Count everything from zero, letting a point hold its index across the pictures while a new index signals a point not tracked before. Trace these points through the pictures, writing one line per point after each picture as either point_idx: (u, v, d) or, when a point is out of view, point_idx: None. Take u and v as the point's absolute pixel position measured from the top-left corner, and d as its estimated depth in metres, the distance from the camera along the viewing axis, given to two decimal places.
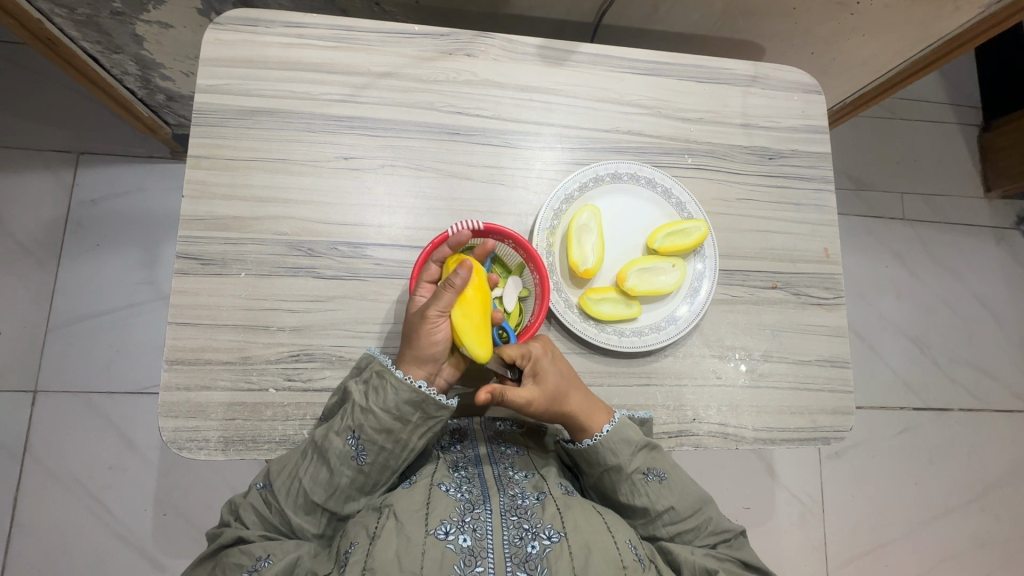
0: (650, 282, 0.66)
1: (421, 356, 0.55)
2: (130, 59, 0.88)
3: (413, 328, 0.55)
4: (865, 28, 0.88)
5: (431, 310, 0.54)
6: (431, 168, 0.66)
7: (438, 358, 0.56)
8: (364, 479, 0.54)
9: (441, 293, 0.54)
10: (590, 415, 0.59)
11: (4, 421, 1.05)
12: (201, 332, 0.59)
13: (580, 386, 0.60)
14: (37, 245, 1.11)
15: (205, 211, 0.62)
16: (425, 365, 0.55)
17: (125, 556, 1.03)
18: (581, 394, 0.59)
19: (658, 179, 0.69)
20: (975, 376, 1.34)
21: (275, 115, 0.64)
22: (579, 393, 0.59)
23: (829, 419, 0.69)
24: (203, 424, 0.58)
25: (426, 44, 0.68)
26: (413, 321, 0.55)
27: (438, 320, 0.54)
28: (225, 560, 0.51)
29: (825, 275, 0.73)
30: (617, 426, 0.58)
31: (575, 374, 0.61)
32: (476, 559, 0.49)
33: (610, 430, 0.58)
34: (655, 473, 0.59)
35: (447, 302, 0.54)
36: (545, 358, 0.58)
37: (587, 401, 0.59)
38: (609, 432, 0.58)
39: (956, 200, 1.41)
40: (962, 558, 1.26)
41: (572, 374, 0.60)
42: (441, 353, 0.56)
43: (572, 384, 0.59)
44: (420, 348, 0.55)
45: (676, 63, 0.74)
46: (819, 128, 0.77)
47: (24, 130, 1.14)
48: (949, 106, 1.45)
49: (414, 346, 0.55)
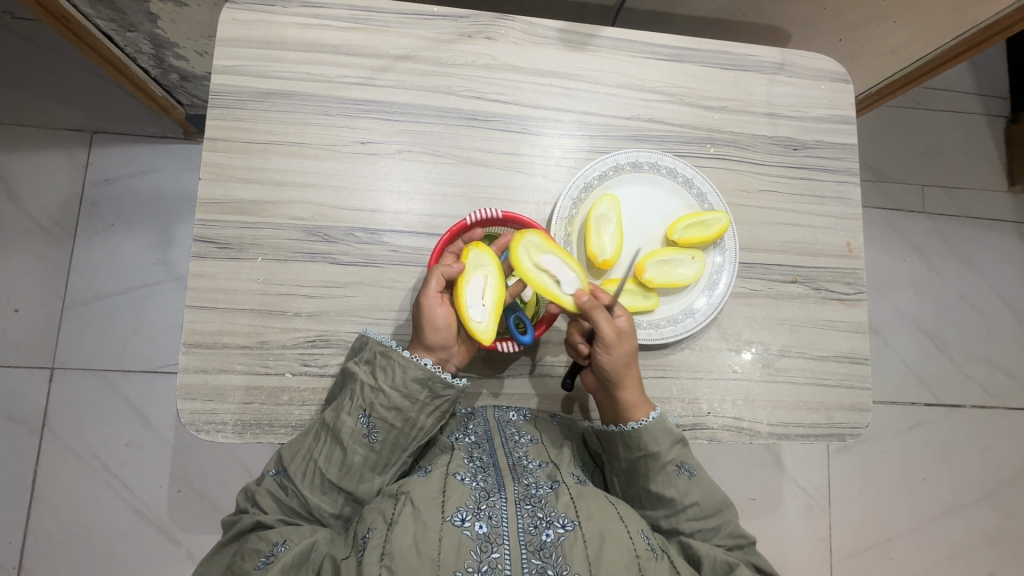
0: (669, 274, 0.65)
1: (426, 343, 0.57)
2: (144, 37, 0.87)
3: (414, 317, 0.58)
4: (898, 15, 0.85)
5: (421, 298, 0.56)
6: (449, 154, 0.66)
7: (441, 342, 0.57)
8: (377, 459, 0.55)
9: (428, 279, 0.56)
10: (635, 399, 0.60)
11: (24, 396, 1.07)
12: (218, 316, 0.60)
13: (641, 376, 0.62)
14: (53, 224, 1.12)
15: (221, 194, 0.61)
16: (431, 348, 0.57)
17: (142, 531, 1.06)
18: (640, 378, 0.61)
19: (679, 168, 0.67)
20: (992, 373, 1.32)
21: (293, 98, 0.64)
22: (636, 372, 0.61)
23: (845, 415, 0.68)
24: (221, 407, 0.58)
25: (445, 27, 0.67)
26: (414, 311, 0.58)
27: (429, 304, 0.56)
28: (245, 546, 0.51)
29: (847, 270, 0.72)
30: (660, 417, 0.59)
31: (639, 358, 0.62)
32: (491, 546, 0.49)
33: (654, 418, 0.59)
34: (686, 468, 0.59)
35: (434, 286, 0.56)
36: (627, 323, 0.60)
37: (643, 391, 0.61)
38: (653, 419, 0.59)
39: (979, 193, 1.38)
40: (968, 554, 1.26)
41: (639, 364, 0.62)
42: (442, 336, 0.57)
43: (636, 362, 0.61)
44: (426, 334, 0.56)
45: (701, 49, 0.72)
46: (847, 119, 0.75)
47: (40, 108, 1.13)
48: (976, 96, 1.41)
49: (418, 333, 0.57)
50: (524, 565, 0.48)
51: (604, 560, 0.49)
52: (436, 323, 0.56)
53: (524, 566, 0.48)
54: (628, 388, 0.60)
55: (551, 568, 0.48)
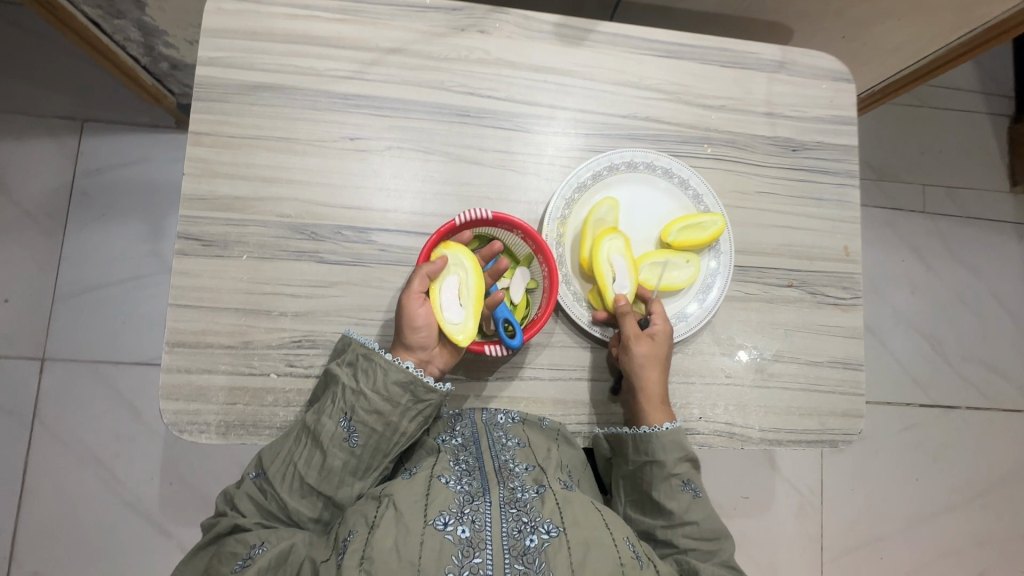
0: (664, 276, 0.64)
1: (409, 345, 0.56)
2: (132, 24, 0.85)
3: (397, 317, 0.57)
4: (904, 12, 0.83)
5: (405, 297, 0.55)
6: (440, 151, 0.64)
7: (424, 344, 0.56)
8: (358, 464, 0.54)
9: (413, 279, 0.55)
10: (652, 404, 0.61)
11: (15, 387, 1.06)
12: (202, 315, 0.58)
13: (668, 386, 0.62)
14: (43, 215, 1.10)
15: (206, 190, 0.60)
16: (414, 350, 0.56)
17: (133, 523, 1.05)
18: (664, 385, 0.62)
19: (675, 169, 0.66)
20: (987, 375, 1.32)
21: (280, 91, 0.62)
22: (662, 380, 0.62)
23: (837, 421, 0.68)
24: (204, 407, 0.57)
25: (437, 19, 0.65)
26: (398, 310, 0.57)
27: (413, 305, 0.55)
28: (222, 549, 0.50)
29: (843, 274, 0.70)
30: (675, 429, 0.60)
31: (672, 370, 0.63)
32: (474, 551, 0.47)
33: (669, 428, 0.60)
34: (690, 486, 0.60)
35: (418, 286, 0.55)
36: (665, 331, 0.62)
37: (664, 400, 0.62)
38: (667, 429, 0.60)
39: (980, 193, 1.36)
40: (957, 554, 1.26)
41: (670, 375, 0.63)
42: (426, 339, 0.56)
43: (664, 370, 0.62)
44: (406, 334, 0.56)
45: (699, 46, 0.70)
46: (847, 119, 0.73)
47: (29, 95, 1.11)
48: (980, 95, 1.39)
49: (400, 334, 0.56)
50: (507, 569, 0.47)
51: (588, 566, 0.48)
52: (421, 324, 0.55)
53: (506, 571, 0.46)
54: (649, 392, 0.61)
55: (533, 573, 0.47)
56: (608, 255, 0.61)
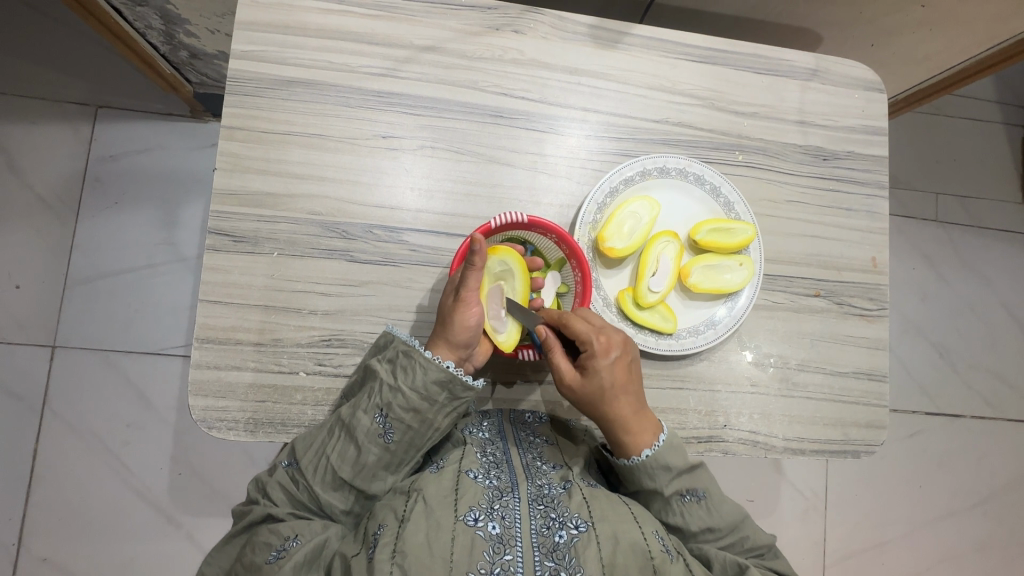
0: (714, 279, 0.64)
1: (455, 342, 0.55)
2: (154, 12, 0.83)
3: (446, 312, 0.55)
4: (936, 22, 0.82)
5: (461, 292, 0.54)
6: (471, 151, 0.64)
7: (470, 343, 0.55)
8: (391, 459, 0.54)
9: (468, 272, 0.53)
10: (628, 431, 0.56)
11: (25, 373, 1.06)
12: (231, 311, 0.58)
13: (634, 400, 0.57)
14: (55, 200, 1.09)
15: (237, 185, 0.60)
16: (459, 348, 0.55)
17: (143, 512, 1.05)
18: (627, 406, 0.56)
19: (707, 175, 0.66)
20: (995, 385, 1.32)
21: (312, 87, 0.61)
22: (630, 402, 0.56)
23: (861, 432, 0.68)
24: (232, 404, 0.57)
25: (472, 18, 0.64)
26: (447, 305, 0.55)
27: (468, 302, 0.54)
28: (255, 538, 0.50)
29: (870, 285, 0.70)
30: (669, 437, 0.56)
31: (636, 381, 0.58)
32: (504, 547, 0.47)
33: (650, 454, 0.55)
34: (693, 494, 0.56)
35: (475, 281, 0.53)
36: (611, 356, 0.55)
37: (637, 419, 0.56)
38: (663, 443, 0.56)
39: (995, 204, 1.36)
40: (958, 559, 1.27)
41: (633, 388, 0.57)
42: (472, 339, 0.55)
43: (628, 391, 0.56)
44: (454, 332, 0.54)
45: (734, 52, 0.70)
46: (879, 129, 0.73)
47: (45, 80, 1.10)
48: (997, 105, 1.39)
49: (447, 330, 0.54)
50: (536, 567, 0.46)
51: (619, 567, 0.47)
52: (473, 322, 0.54)
53: (537, 568, 0.46)
54: (615, 423, 0.56)
55: (564, 569, 0.46)
56: (658, 253, 0.63)
